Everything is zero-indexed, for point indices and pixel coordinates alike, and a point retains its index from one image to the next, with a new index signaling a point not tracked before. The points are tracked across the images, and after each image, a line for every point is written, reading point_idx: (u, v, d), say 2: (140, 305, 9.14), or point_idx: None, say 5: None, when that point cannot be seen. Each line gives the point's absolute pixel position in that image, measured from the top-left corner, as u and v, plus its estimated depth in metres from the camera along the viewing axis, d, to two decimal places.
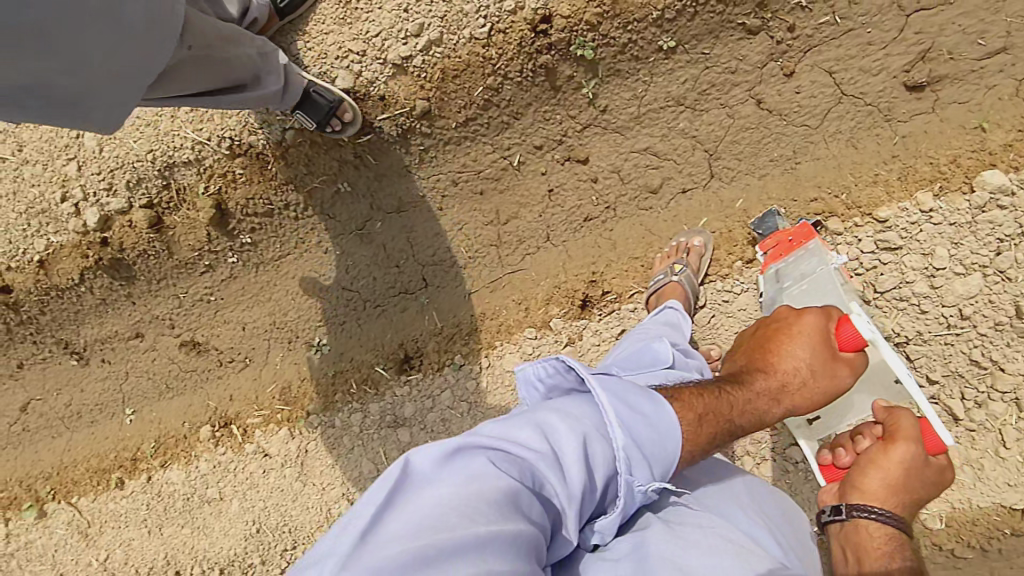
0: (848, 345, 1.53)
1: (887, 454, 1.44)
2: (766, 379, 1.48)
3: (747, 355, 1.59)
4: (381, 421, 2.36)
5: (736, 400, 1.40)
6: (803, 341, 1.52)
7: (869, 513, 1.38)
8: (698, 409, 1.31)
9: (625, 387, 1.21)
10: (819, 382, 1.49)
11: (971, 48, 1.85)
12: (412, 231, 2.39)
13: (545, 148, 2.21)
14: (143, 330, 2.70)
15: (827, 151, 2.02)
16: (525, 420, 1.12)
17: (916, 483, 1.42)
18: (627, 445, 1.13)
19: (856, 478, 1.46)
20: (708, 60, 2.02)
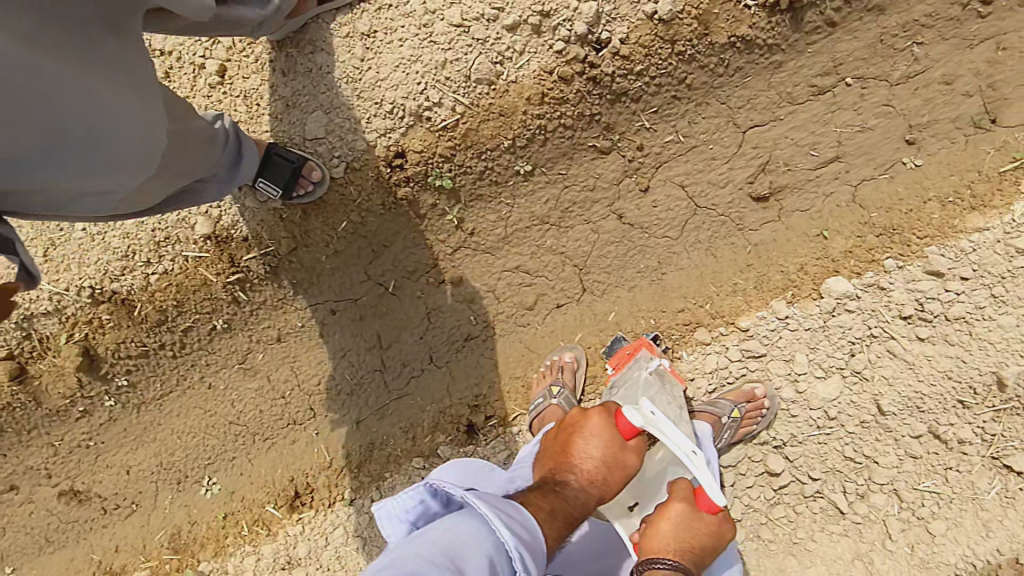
0: (631, 432, 1.42)
1: (662, 518, 1.38)
2: (582, 472, 1.32)
3: (549, 457, 1.44)
4: (274, 565, 2.27)
5: (557, 500, 1.23)
6: (595, 437, 1.39)
7: (654, 563, 1.27)
8: (547, 507, 1.20)
9: (502, 500, 1.11)
10: (618, 475, 1.36)
11: (805, 159, 1.98)
12: (295, 361, 2.32)
13: (419, 272, 2.19)
14: (17, 482, 2.49)
15: (689, 260, 2.09)
16: (406, 549, 0.96)
17: (696, 538, 1.35)
18: (519, 548, 1.00)
19: (643, 548, 1.35)
20: (566, 179, 2.05)
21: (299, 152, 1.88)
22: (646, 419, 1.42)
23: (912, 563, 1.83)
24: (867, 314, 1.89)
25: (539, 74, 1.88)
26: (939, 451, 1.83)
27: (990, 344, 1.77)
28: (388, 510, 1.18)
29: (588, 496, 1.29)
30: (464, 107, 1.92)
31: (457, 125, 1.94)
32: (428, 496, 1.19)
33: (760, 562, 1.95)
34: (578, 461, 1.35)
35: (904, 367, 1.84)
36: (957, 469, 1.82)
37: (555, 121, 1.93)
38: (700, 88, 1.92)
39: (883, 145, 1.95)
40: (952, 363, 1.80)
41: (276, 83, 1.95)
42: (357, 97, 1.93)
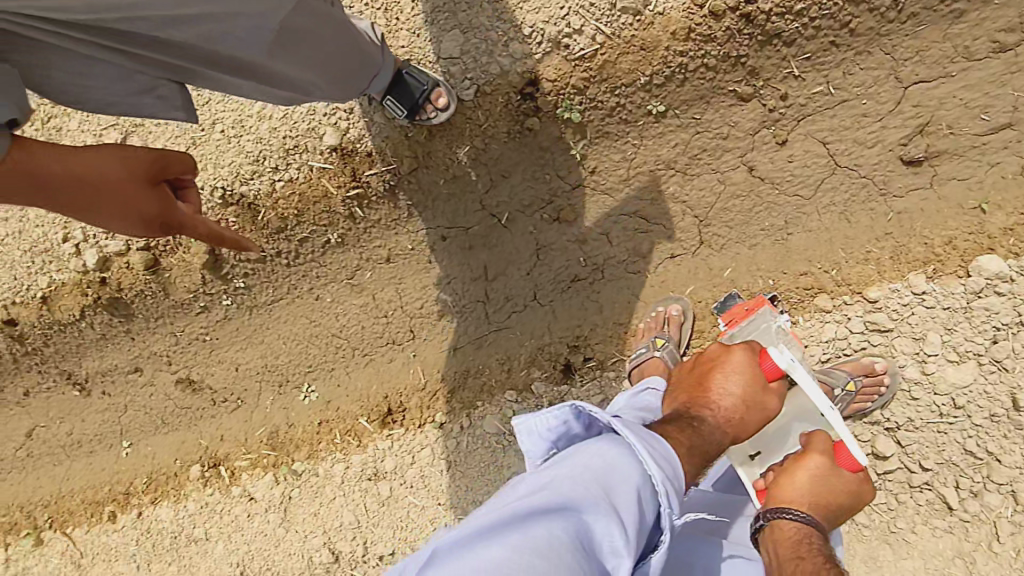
0: (773, 374, 1.46)
1: (798, 467, 1.39)
2: (719, 407, 1.35)
3: (683, 392, 1.45)
4: (362, 474, 2.36)
5: (697, 433, 1.23)
6: (735, 373, 1.43)
7: (783, 513, 1.29)
8: (686, 442, 1.17)
9: (645, 430, 1.04)
10: (755, 414, 1.39)
11: (972, 123, 1.81)
12: (401, 282, 2.37)
13: (534, 207, 2.18)
14: (141, 365, 2.71)
15: (819, 223, 1.96)
16: (551, 473, 0.92)
17: (832, 494, 1.35)
18: (666, 485, 0.96)
19: (774, 494, 1.37)
20: (699, 124, 1.96)
21: (430, 76, 1.86)
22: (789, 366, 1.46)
23: (1014, 566, 1.69)
24: (1018, 299, 1.71)
25: (689, 7, 1.79)
26: None
27: None
28: (530, 425, 1.04)
29: (724, 433, 1.29)
30: (604, 37, 1.87)
31: (595, 56, 1.88)
32: (572, 418, 1.03)
33: (853, 546, 1.87)
34: (716, 396, 1.38)
35: None
36: None
37: (698, 59, 1.84)
38: (863, 36, 1.78)
39: None
40: None
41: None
42: (498, 20, 1.92)
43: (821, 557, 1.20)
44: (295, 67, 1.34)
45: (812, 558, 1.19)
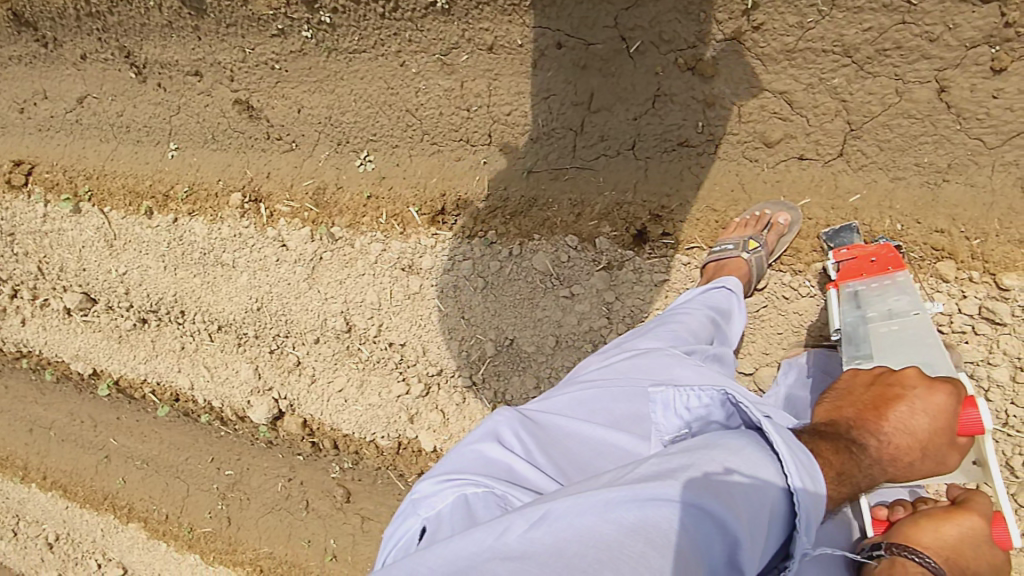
0: (969, 428, 1.19)
1: (944, 522, 1.23)
2: (889, 435, 1.11)
3: (851, 403, 1.21)
4: (395, 262, 2.30)
5: (849, 463, 1.01)
6: (927, 414, 1.16)
7: (912, 553, 1.12)
8: (836, 467, 0.99)
9: (793, 440, 0.97)
10: (927, 463, 1.14)
11: None
12: (495, 79, 2.12)
13: (673, 46, 1.86)
14: (202, 71, 2.56)
15: (986, 180, 1.67)
16: (684, 458, 0.92)
17: (975, 562, 1.18)
18: (804, 504, 0.89)
19: (907, 530, 1.22)
20: (911, 13, 1.57)
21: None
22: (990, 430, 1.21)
23: None
24: None
25: None
26: None
27: None
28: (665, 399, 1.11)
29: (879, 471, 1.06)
30: None
31: None
32: (716, 402, 1.07)
33: None
34: (892, 430, 1.12)
35: None
36: None
37: None
38: None
39: None
40: None
41: None
42: None
43: None
44: None
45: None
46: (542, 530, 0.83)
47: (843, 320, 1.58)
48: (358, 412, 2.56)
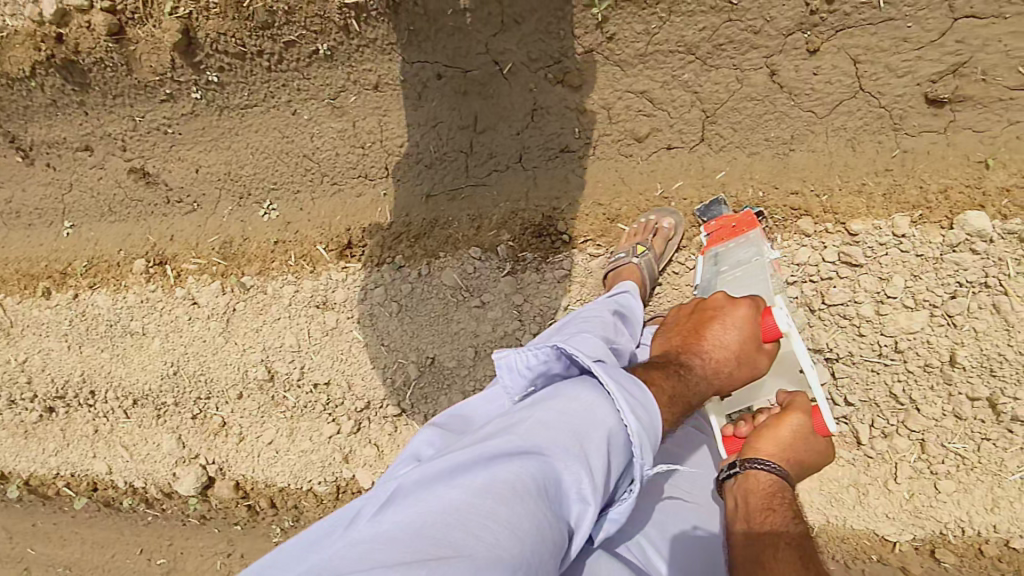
0: (771, 335, 1.50)
1: (780, 423, 1.43)
2: (709, 357, 1.45)
3: (679, 335, 1.56)
4: (309, 301, 2.33)
5: (683, 381, 1.33)
6: (735, 326, 1.50)
7: (760, 465, 1.33)
8: (668, 390, 1.26)
9: (626, 374, 1.10)
10: (746, 370, 1.47)
11: (1007, 74, 1.71)
12: (384, 115, 2.27)
13: (540, 64, 2.04)
14: (92, 145, 2.55)
15: (824, 145, 1.91)
16: (524, 417, 1.01)
17: (805, 453, 1.41)
18: (639, 430, 1.03)
19: (753, 442, 1.41)
20: (735, 11, 1.80)
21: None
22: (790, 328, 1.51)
23: (903, 507, 1.96)
24: (989, 261, 1.72)
25: None
26: (986, 420, 1.82)
27: None
28: (509, 361, 1.15)
29: (709, 384, 1.40)
30: None
31: None
32: (555, 357, 1.13)
33: None
34: (711, 348, 1.46)
35: (1000, 327, 1.73)
36: (991, 442, 1.84)
37: None
38: None
39: None
40: None
41: None
42: None
43: (790, 510, 1.28)
44: None
45: (784, 512, 1.26)
46: (396, 513, 0.88)
47: (703, 277, 1.90)
48: (291, 463, 2.49)
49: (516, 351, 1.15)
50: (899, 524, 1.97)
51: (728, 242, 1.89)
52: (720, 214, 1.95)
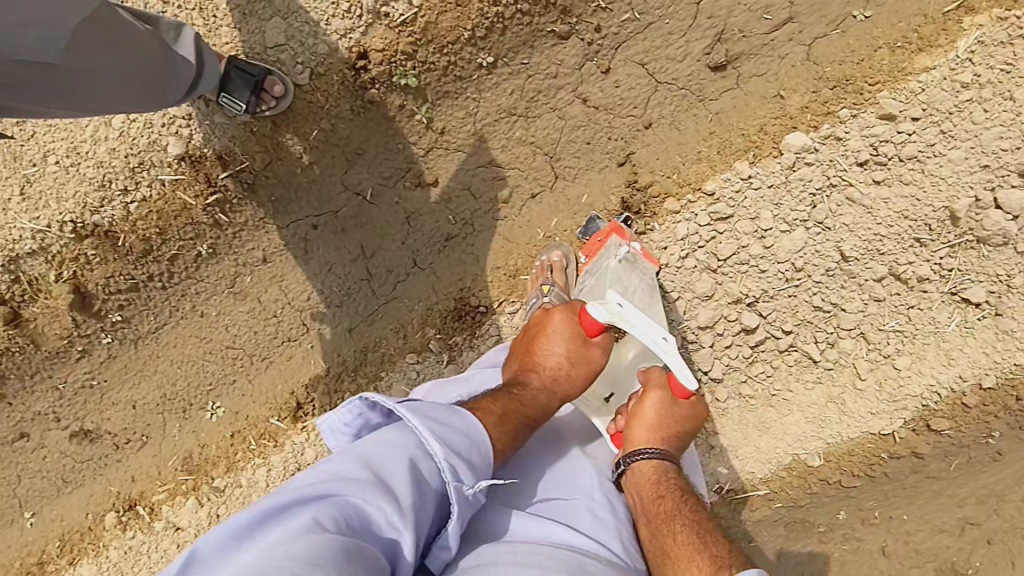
0: (596, 330, 1.65)
1: (643, 406, 1.60)
2: (543, 371, 1.60)
3: (518, 358, 1.71)
4: (285, 472, 2.38)
5: (519, 399, 1.49)
6: (558, 333, 1.67)
7: (639, 456, 1.51)
8: (498, 411, 1.41)
9: (433, 406, 1.24)
10: (581, 369, 1.63)
11: (758, 24, 1.99)
12: (283, 280, 2.41)
13: (395, 178, 2.26)
14: (27, 430, 2.55)
15: (655, 137, 2.12)
16: (328, 467, 1.11)
17: (671, 423, 1.57)
18: (448, 454, 1.16)
19: (627, 433, 1.58)
20: (528, 69, 2.10)
21: (262, 66, 1.95)
22: (613, 314, 1.62)
23: (882, 398, 2.06)
24: (825, 165, 1.93)
25: None
26: (902, 293, 1.99)
27: (943, 179, 1.84)
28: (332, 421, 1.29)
29: (548, 391, 1.56)
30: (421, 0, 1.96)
31: (416, 20, 1.98)
32: (368, 408, 1.27)
33: (744, 416, 2.18)
34: (543, 360, 1.62)
35: (863, 212, 1.91)
36: (917, 307, 2.00)
37: (509, 8, 1.98)
38: None
39: (833, 2, 1.93)
40: (910, 203, 1.87)
41: None
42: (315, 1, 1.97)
43: (677, 489, 1.48)
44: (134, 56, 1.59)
45: (672, 493, 1.46)
46: None
47: (574, 298, 2.05)
48: None
49: (334, 413, 1.29)
50: (885, 415, 2.06)
51: (593, 258, 2.03)
52: (597, 228, 2.11)
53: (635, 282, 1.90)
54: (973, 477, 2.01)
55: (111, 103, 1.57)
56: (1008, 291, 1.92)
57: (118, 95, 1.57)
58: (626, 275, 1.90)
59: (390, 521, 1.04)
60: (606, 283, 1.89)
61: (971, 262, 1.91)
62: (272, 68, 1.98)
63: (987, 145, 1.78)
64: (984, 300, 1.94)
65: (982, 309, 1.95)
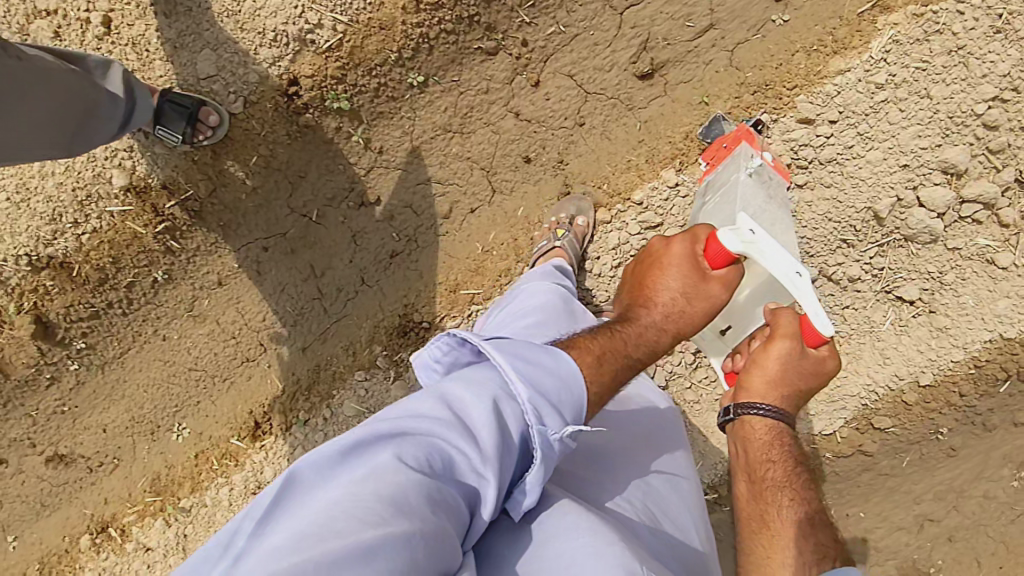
0: (721, 260, 1.45)
1: (767, 355, 1.37)
2: (656, 307, 1.44)
3: (629, 293, 1.53)
4: (246, 490, 2.44)
5: (625, 335, 1.35)
6: (674, 267, 1.46)
7: (752, 411, 1.36)
8: (595, 350, 1.24)
9: (523, 344, 1.10)
10: (698, 306, 1.44)
11: (681, 31, 2.01)
12: (239, 302, 2.46)
13: (339, 198, 2.29)
14: (4, 456, 2.63)
15: (587, 147, 2.12)
16: (410, 404, 1.03)
17: (799, 379, 1.35)
18: (534, 398, 1.03)
19: (742, 381, 1.39)
20: (459, 85, 2.12)
21: (195, 97, 2.00)
22: (744, 242, 1.42)
23: (819, 399, 2.09)
24: None
25: None
26: (835, 293, 2.02)
27: (862, 181, 1.86)
28: (420, 357, 1.19)
29: (660, 330, 1.41)
30: (343, 25, 1.99)
31: (342, 45, 2.01)
32: (458, 344, 1.15)
33: (688, 422, 2.21)
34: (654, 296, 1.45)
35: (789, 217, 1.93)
36: (851, 307, 2.02)
37: (434, 28, 2.00)
38: None
39: (752, 7, 1.95)
40: (835, 208, 1.89)
41: (161, 26, 2.01)
42: (241, 30, 2.01)
43: (790, 454, 1.33)
44: (63, 100, 1.71)
45: (783, 460, 1.32)
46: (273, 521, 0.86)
47: (693, 211, 1.93)
48: None
49: (426, 348, 1.18)
50: (824, 416, 2.09)
51: (719, 166, 1.88)
52: (722, 131, 1.95)
53: (766, 201, 1.75)
54: (929, 474, 2.11)
55: (37, 150, 1.70)
56: (941, 288, 1.96)
57: (41, 143, 1.69)
58: (751, 191, 1.74)
59: (471, 465, 0.97)
60: (733, 200, 1.73)
61: (902, 260, 1.95)
62: (206, 99, 2.03)
63: (905, 145, 1.81)
64: (918, 297, 1.97)
65: (917, 307, 1.99)
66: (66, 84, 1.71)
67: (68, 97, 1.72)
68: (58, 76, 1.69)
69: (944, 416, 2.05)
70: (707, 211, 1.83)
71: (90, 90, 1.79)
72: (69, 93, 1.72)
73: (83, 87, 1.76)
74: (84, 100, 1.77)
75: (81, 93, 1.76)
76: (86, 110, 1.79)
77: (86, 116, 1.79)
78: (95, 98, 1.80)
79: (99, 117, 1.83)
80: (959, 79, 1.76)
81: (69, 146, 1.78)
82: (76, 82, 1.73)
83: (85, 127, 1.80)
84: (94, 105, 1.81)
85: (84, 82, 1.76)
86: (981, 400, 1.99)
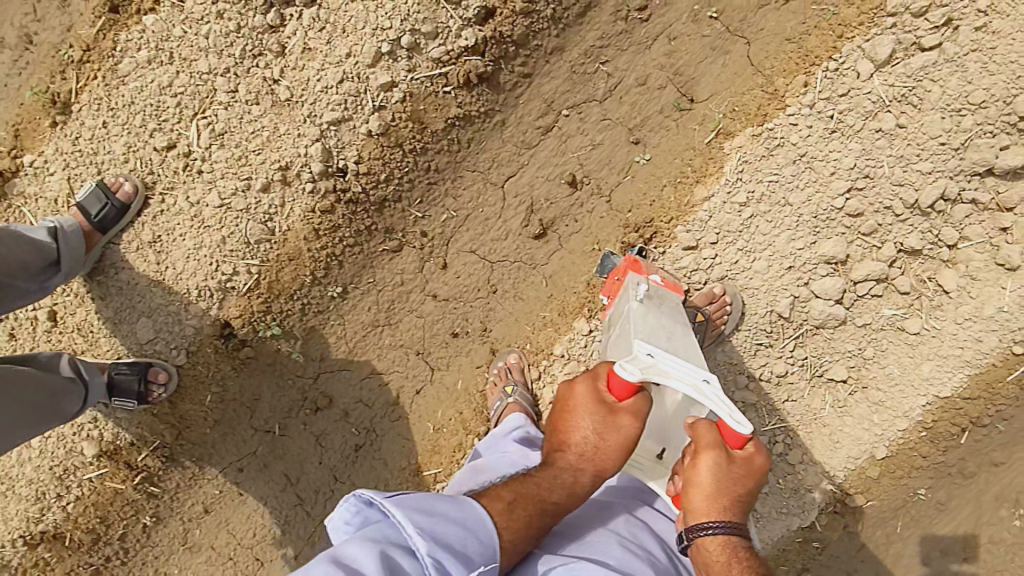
0: (626, 393, 1.36)
1: (695, 469, 1.31)
2: (570, 450, 1.40)
3: (550, 437, 1.48)
4: None
5: (535, 483, 1.37)
6: (582, 408, 1.40)
7: (704, 532, 1.29)
8: (507, 497, 1.32)
9: (425, 498, 1.19)
10: (610, 447, 1.37)
11: (560, 190, 2.20)
12: (228, 523, 2.52)
13: (295, 409, 2.41)
14: None
15: (505, 311, 2.29)
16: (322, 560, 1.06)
17: (737, 486, 1.29)
18: (435, 549, 1.11)
19: (683, 497, 1.34)
20: (376, 285, 2.29)
21: (143, 362, 2.16)
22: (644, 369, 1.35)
23: (792, 497, 2.07)
24: None
25: (305, 215, 2.15)
26: (771, 389, 2.05)
27: (758, 289, 2.00)
28: (331, 520, 1.20)
29: (574, 473, 1.39)
30: (257, 267, 2.18)
31: (259, 283, 2.20)
32: (363, 504, 1.19)
33: None
34: (567, 441, 1.41)
35: None
36: (790, 399, 2.05)
37: (338, 246, 2.19)
38: (447, 168, 2.19)
39: (615, 154, 2.15)
40: (739, 317, 2.00)
41: (99, 308, 2.22)
42: (168, 295, 2.20)
43: (753, 572, 1.26)
44: (22, 398, 1.80)
45: None
46: None
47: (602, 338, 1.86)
48: None
49: (335, 513, 1.20)
50: (799, 511, 2.06)
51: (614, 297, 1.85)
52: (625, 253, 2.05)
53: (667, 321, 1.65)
54: (925, 534, 2.02)
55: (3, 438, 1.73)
56: (865, 363, 2.00)
57: (7, 426, 1.74)
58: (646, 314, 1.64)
59: None
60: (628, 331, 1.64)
61: (821, 346, 2.00)
62: (153, 361, 2.19)
63: (784, 249, 1.95)
64: (847, 376, 2.02)
65: (849, 385, 2.03)
66: (24, 382, 1.82)
67: (28, 391, 1.82)
68: (13, 378, 1.79)
69: (918, 477, 2.01)
70: (610, 344, 1.74)
71: (46, 380, 1.90)
72: (28, 388, 1.83)
73: (37, 378, 1.88)
74: (44, 392, 1.88)
75: (38, 385, 1.87)
76: (49, 398, 1.90)
77: (51, 405, 1.90)
78: (53, 385, 1.92)
79: (62, 401, 1.95)
80: (811, 182, 1.92)
81: (32, 429, 1.82)
82: (29, 379, 1.84)
83: (52, 413, 1.90)
84: (53, 390, 1.92)
85: (36, 374, 1.88)
86: (946, 455, 1.97)
